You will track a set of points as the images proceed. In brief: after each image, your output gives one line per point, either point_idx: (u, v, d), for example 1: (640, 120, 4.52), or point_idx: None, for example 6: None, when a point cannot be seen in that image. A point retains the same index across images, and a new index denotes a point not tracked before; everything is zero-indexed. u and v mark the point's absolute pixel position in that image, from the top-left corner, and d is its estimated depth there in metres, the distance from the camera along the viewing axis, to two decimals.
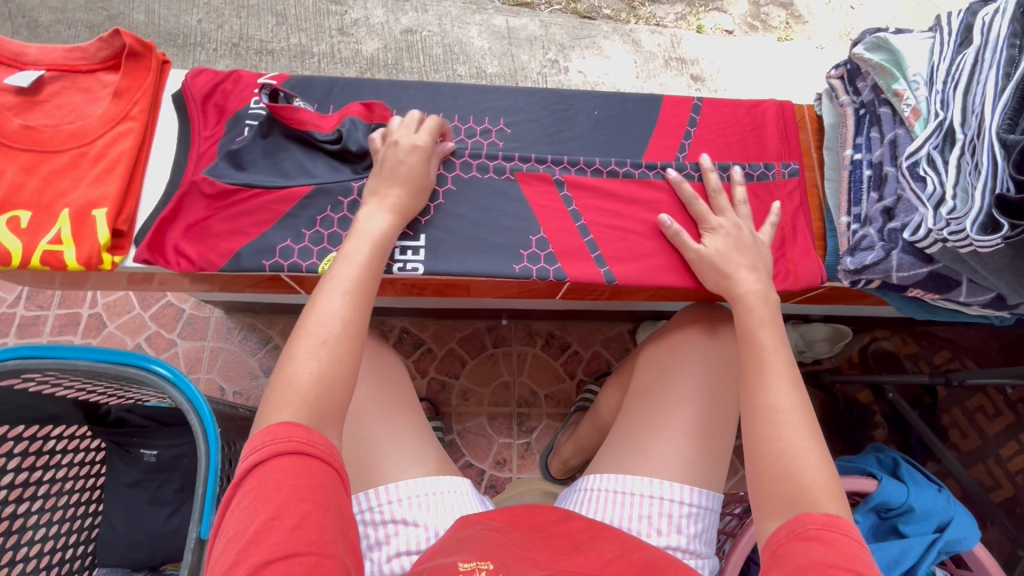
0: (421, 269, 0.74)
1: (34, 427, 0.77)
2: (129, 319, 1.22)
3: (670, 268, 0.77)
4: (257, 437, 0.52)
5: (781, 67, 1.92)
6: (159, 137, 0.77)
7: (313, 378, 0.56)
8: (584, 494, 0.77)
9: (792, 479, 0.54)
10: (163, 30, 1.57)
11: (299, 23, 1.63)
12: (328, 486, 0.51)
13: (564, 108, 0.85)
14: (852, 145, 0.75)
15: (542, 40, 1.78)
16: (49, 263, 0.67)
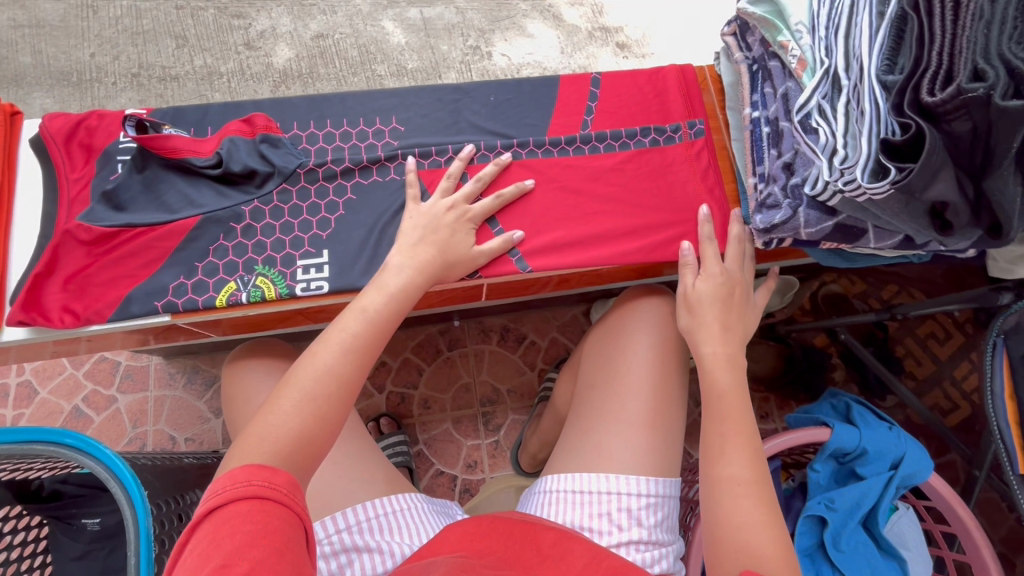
0: (325, 286, 0.71)
1: None
2: (61, 381, 1.16)
3: (583, 246, 0.75)
4: (218, 483, 0.51)
5: (705, 22, 1.91)
6: (26, 192, 0.71)
7: (290, 428, 0.56)
8: (540, 498, 0.76)
9: (739, 532, 0.56)
10: (55, 70, 1.48)
11: (201, 43, 1.55)
12: (285, 529, 0.48)
13: (457, 98, 0.82)
14: (750, 103, 0.73)
15: (461, 28, 1.73)
16: None
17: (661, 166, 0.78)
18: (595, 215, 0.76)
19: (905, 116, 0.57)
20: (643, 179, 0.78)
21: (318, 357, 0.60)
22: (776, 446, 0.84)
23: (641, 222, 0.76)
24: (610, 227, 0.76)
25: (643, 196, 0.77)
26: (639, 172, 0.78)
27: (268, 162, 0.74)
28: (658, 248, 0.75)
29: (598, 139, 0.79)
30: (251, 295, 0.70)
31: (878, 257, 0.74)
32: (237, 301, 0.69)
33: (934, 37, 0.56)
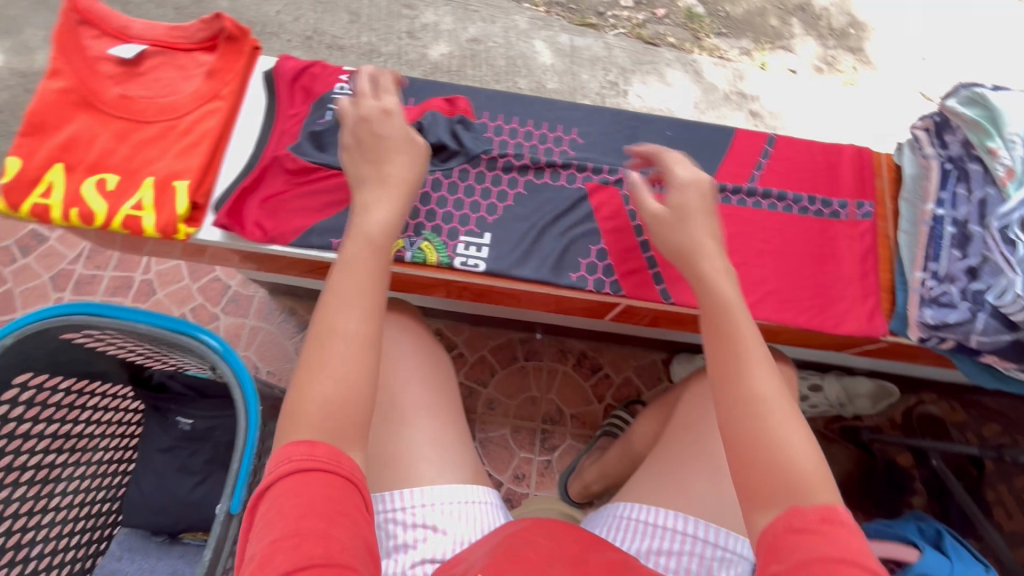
0: (482, 266, 0.74)
1: (79, 381, 0.82)
2: (177, 288, 1.26)
3: None
4: (267, 463, 0.53)
5: (843, 111, 1.93)
6: (247, 115, 0.79)
7: (324, 392, 0.54)
8: (612, 522, 0.76)
9: (779, 466, 0.49)
10: (244, 18, 1.64)
11: (370, 22, 1.68)
12: (331, 493, 0.50)
13: (635, 125, 0.84)
14: (935, 200, 0.74)
15: (604, 62, 1.80)
16: (128, 228, 0.69)
17: (820, 237, 0.78)
18: (744, 266, 0.76)
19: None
20: (798, 246, 0.77)
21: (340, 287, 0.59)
22: None
23: (791, 285, 0.75)
24: (759, 281, 0.75)
25: (796, 262, 0.76)
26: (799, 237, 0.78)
27: (459, 141, 0.80)
28: (809, 313, 0.74)
29: (765, 195, 0.79)
30: (414, 255, 0.74)
31: None
32: (402, 257, 0.74)
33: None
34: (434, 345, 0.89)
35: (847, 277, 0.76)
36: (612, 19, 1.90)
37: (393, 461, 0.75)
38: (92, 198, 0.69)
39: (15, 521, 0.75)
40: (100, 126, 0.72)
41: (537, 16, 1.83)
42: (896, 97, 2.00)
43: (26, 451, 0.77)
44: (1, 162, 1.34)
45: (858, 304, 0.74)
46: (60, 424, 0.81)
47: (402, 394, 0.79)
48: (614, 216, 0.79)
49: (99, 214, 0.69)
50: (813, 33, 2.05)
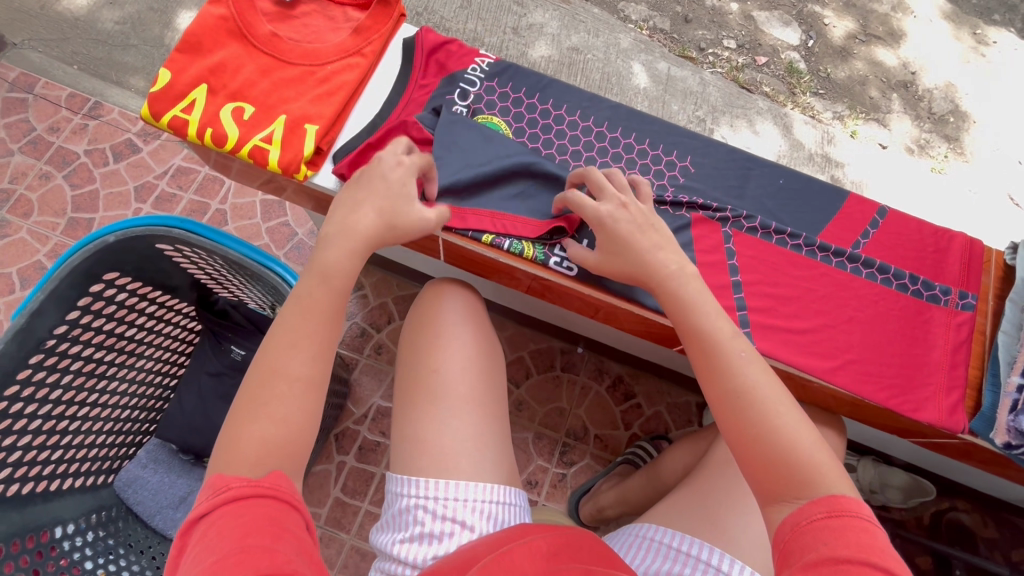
0: (574, 269, 0.80)
1: (148, 288, 0.83)
2: (248, 224, 1.29)
3: (806, 350, 0.74)
4: (199, 495, 0.52)
5: (926, 196, 1.90)
6: (380, 78, 0.82)
7: (269, 424, 0.56)
8: (633, 540, 0.76)
9: (794, 465, 0.56)
10: None
11: (480, 12, 1.71)
12: (272, 516, 0.50)
13: (749, 167, 0.83)
14: None
15: (697, 97, 1.80)
16: (255, 157, 0.73)
17: (913, 316, 0.77)
18: (831, 330, 0.75)
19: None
20: (889, 322, 0.76)
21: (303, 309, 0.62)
22: None
23: (875, 360, 0.74)
24: (844, 348, 0.74)
25: (883, 337, 0.75)
26: (892, 312, 0.77)
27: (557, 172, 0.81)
28: (889, 392, 0.73)
29: (867, 264, 0.78)
30: (512, 246, 0.79)
31: None
32: (500, 245, 0.78)
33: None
34: (492, 334, 0.89)
35: (935, 363, 0.75)
36: (712, 57, 1.91)
37: (432, 447, 0.76)
38: (228, 122, 0.73)
39: (61, 407, 0.79)
40: (247, 57, 0.76)
41: (641, 39, 1.84)
42: (984, 195, 1.95)
43: (91, 344, 0.80)
44: (114, 70, 1.41)
45: (939, 397, 0.73)
46: (126, 327, 0.84)
47: (453, 380, 0.80)
48: (710, 251, 0.77)
49: (232, 138, 0.73)
50: (911, 113, 2.01)
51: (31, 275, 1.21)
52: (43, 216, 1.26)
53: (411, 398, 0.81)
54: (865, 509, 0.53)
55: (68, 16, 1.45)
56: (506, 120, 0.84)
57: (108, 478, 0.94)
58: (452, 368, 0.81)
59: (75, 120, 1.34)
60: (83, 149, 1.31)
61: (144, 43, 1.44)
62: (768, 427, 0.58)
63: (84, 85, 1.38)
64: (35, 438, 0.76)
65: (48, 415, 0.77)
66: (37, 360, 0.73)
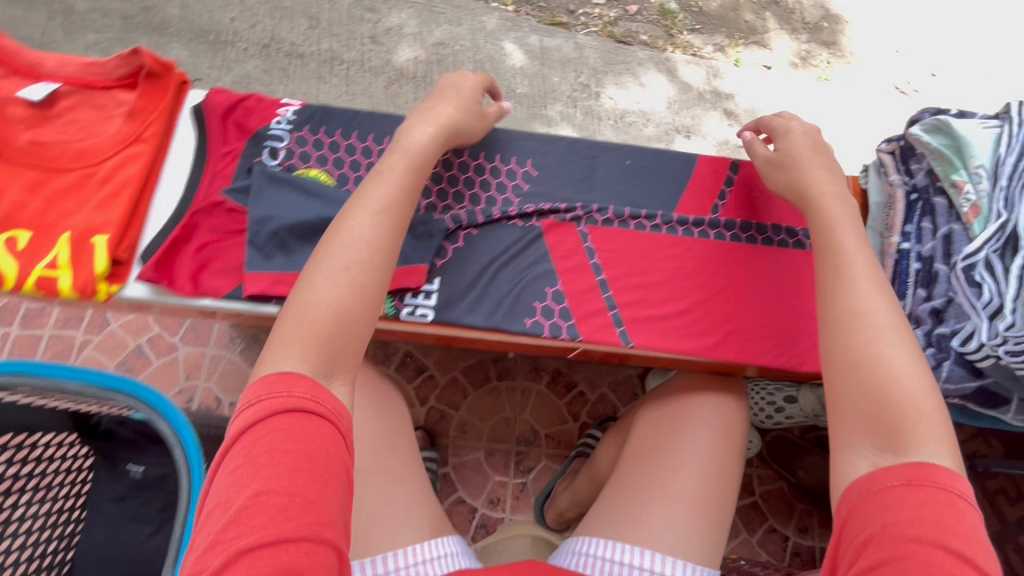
0: (429, 316, 0.73)
1: (11, 437, 0.76)
2: (133, 318, 1.20)
3: (686, 333, 0.74)
4: (254, 390, 0.54)
5: (816, 107, 1.93)
6: (173, 159, 0.76)
7: (341, 296, 0.60)
8: (569, 559, 0.72)
9: (888, 406, 0.58)
10: (196, 26, 1.53)
11: (331, 27, 1.60)
12: (328, 452, 0.52)
13: (594, 155, 0.86)
14: (900, 233, 0.80)
15: (575, 63, 1.76)
16: (42, 288, 0.66)
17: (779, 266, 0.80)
18: (705, 304, 0.77)
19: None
20: (756, 284, 0.79)
21: (369, 202, 0.66)
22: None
23: (753, 324, 0.76)
24: (720, 321, 0.75)
25: (757, 298, 0.78)
26: (760, 269, 0.79)
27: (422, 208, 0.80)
28: (775, 351, 0.75)
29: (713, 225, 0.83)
30: None
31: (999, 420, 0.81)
32: None
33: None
34: (378, 386, 0.85)
35: (808, 312, 0.78)
36: (583, 17, 1.85)
37: None
38: (2, 258, 0.66)
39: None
40: (9, 176, 0.69)
41: (507, 16, 1.77)
42: (872, 92, 1.99)
43: None
44: None
45: None
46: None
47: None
48: (570, 255, 0.78)
49: (10, 275, 0.66)
50: (787, 28, 2.02)
51: None
52: None
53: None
54: (959, 483, 0.53)
55: None
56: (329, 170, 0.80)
57: None
58: None
59: None
60: None
61: None
62: (871, 356, 0.61)
63: None
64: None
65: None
66: None
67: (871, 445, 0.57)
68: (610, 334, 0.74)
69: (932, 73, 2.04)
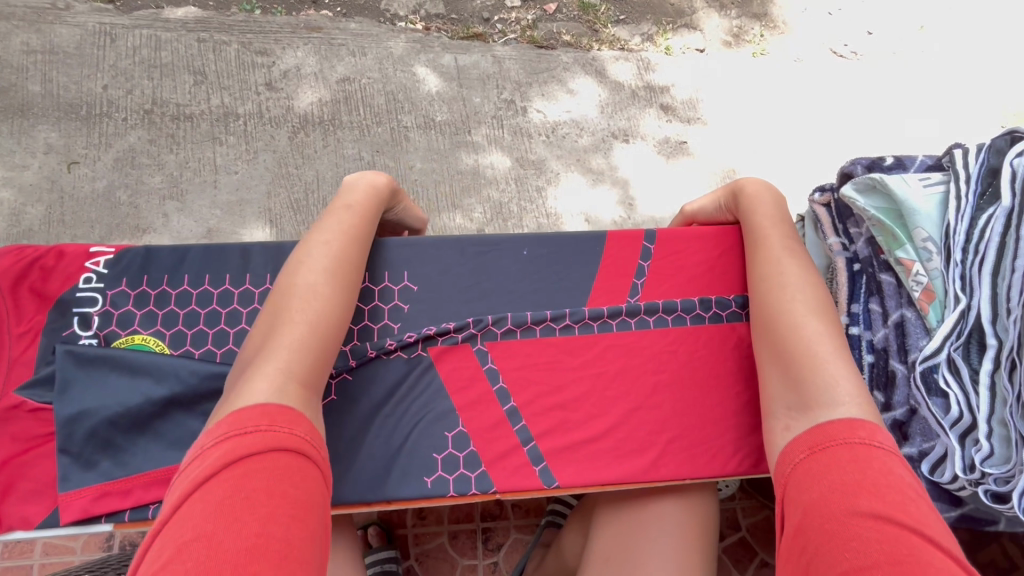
0: None
1: None
2: None
3: (620, 457, 0.76)
4: (252, 418, 0.60)
5: (756, 86, 1.84)
6: None
7: (308, 319, 0.69)
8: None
9: (804, 358, 0.69)
10: (63, 101, 1.36)
11: (220, 80, 1.45)
12: (313, 501, 0.57)
13: (484, 252, 0.86)
14: (848, 314, 0.82)
15: (496, 78, 1.63)
16: None
17: (713, 350, 0.82)
18: (639, 411, 0.79)
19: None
20: (690, 383, 0.80)
21: (330, 245, 0.76)
22: None
23: (689, 425, 0.78)
24: (658, 430, 0.78)
25: (692, 399, 0.79)
26: (694, 358, 0.82)
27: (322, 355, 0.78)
28: (722, 454, 0.77)
29: (612, 316, 0.83)
30: None
31: None
32: None
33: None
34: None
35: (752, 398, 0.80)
36: (500, 24, 1.72)
37: None
38: None
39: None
40: None
41: (415, 37, 1.63)
42: (811, 61, 1.91)
43: None
44: None
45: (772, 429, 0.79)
46: None
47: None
48: (467, 384, 0.79)
49: None
50: (715, 5, 1.92)
51: None
52: None
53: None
54: (855, 433, 0.62)
55: None
56: (157, 332, 0.82)
57: None
58: None
59: None
60: None
61: None
62: (784, 316, 0.73)
63: None
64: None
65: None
66: None
67: (784, 407, 0.69)
68: (530, 476, 0.75)
69: (869, 31, 1.96)
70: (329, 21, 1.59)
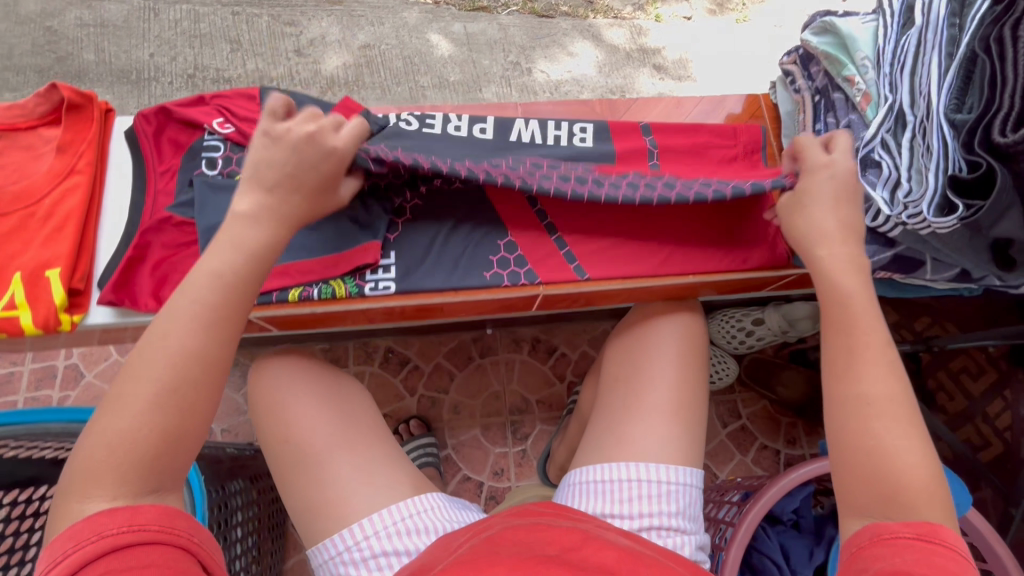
0: (393, 287, 0.80)
1: (17, 491, 0.75)
2: (107, 366, 1.19)
3: (641, 256, 0.84)
4: (57, 548, 0.48)
5: (741, 48, 2.00)
6: (114, 190, 0.78)
7: (138, 429, 0.54)
8: (574, 488, 0.77)
9: (890, 480, 0.56)
10: (115, 68, 1.51)
11: (254, 48, 1.60)
12: (166, 566, 0.48)
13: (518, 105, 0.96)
14: (813, 129, 0.85)
15: (502, 43, 1.79)
16: (4, 330, 0.66)
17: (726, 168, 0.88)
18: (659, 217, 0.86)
19: (974, 155, 0.63)
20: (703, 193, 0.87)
21: (167, 337, 0.57)
22: (802, 474, 0.85)
23: (701, 231, 0.86)
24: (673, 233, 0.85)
25: (705, 209, 0.87)
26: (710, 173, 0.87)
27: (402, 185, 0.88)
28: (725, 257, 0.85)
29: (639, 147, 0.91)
30: (321, 292, 0.78)
31: (929, 287, 0.84)
32: (309, 297, 0.78)
33: (1005, 80, 0.61)
34: (334, 373, 0.85)
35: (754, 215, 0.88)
36: None
37: (317, 505, 0.72)
38: None
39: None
40: None
41: (427, 9, 1.78)
42: (790, 25, 2.07)
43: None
44: None
45: (765, 236, 0.86)
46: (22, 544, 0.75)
47: (309, 437, 0.76)
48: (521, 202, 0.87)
49: None
50: None
51: None
52: None
53: (281, 475, 0.75)
54: (958, 541, 0.53)
55: None
56: None
57: None
58: (303, 430, 0.76)
59: None
60: None
61: None
62: (872, 427, 0.59)
63: None
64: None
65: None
66: None
67: (864, 514, 0.57)
68: (566, 271, 0.83)
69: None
70: None
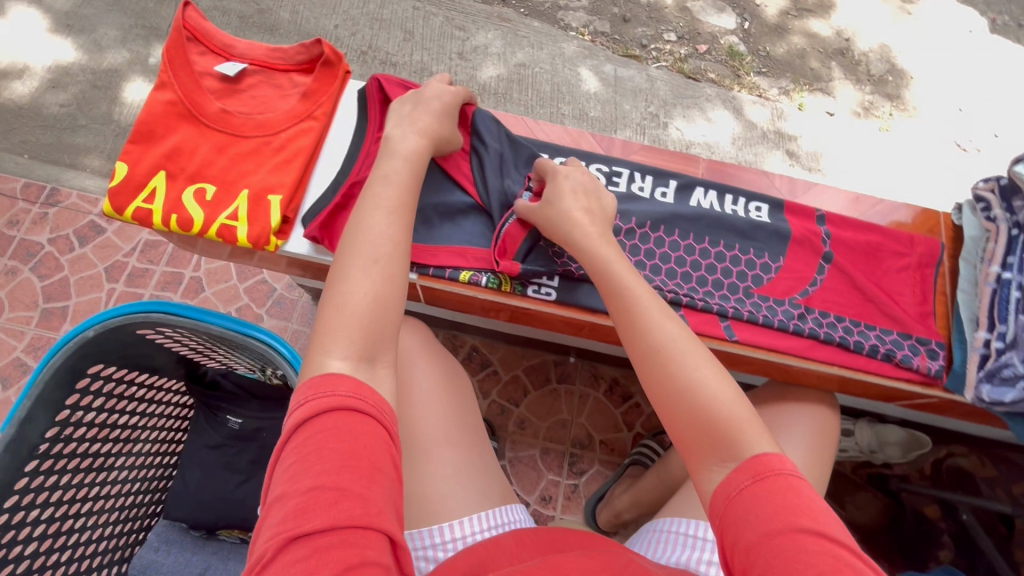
0: (553, 295, 0.86)
1: (143, 374, 0.85)
2: (225, 287, 1.28)
3: (795, 335, 0.84)
4: (300, 393, 0.51)
5: (879, 155, 1.96)
6: (334, 137, 0.85)
7: (366, 292, 0.57)
8: (659, 535, 0.83)
9: (719, 425, 0.56)
10: (303, 30, 1.68)
11: (423, 42, 1.73)
12: (372, 443, 0.48)
13: (687, 166, 1.01)
14: (1001, 263, 0.85)
15: (646, 93, 1.84)
16: (224, 236, 0.76)
17: (891, 274, 0.90)
18: (826, 301, 0.87)
19: None
20: (867, 289, 0.88)
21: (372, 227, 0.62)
22: None
23: (858, 325, 0.86)
24: (834, 321, 0.86)
25: (864, 307, 0.88)
26: (874, 276, 0.90)
27: None
28: (873, 358, 0.84)
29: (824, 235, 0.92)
30: (489, 282, 0.85)
31: None
32: (478, 282, 0.85)
33: None
34: (451, 366, 0.89)
35: (910, 325, 0.87)
36: (655, 52, 1.93)
37: (413, 496, 0.74)
38: (192, 206, 0.76)
39: (36, 510, 0.74)
40: (202, 137, 0.79)
41: (585, 45, 1.87)
42: (934, 146, 2.02)
43: (103, 426, 0.82)
44: (71, 158, 1.40)
45: (919, 350, 0.86)
46: (117, 415, 0.83)
47: (420, 424, 0.79)
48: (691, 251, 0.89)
49: (198, 221, 0.76)
50: (852, 77, 2.07)
51: (10, 373, 1.18)
52: (16, 311, 1.23)
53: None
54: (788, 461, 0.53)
55: (12, 106, 1.44)
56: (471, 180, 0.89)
57: (121, 567, 0.91)
58: (419, 412, 0.79)
59: (34, 211, 1.32)
60: (46, 239, 1.29)
61: (92, 122, 1.44)
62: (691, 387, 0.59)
63: (39, 174, 1.37)
64: (14, 550, 0.72)
65: (46, 502, 0.75)
66: (33, 466, 0.73)
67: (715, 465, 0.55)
68: (716, 325, 0.84)
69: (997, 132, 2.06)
70: (518, 16, 1.86)
